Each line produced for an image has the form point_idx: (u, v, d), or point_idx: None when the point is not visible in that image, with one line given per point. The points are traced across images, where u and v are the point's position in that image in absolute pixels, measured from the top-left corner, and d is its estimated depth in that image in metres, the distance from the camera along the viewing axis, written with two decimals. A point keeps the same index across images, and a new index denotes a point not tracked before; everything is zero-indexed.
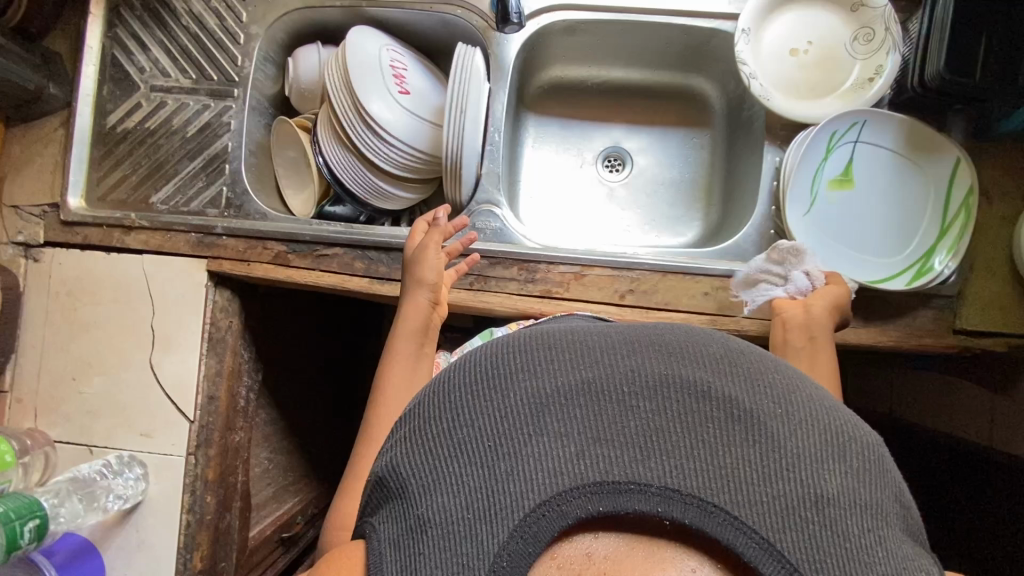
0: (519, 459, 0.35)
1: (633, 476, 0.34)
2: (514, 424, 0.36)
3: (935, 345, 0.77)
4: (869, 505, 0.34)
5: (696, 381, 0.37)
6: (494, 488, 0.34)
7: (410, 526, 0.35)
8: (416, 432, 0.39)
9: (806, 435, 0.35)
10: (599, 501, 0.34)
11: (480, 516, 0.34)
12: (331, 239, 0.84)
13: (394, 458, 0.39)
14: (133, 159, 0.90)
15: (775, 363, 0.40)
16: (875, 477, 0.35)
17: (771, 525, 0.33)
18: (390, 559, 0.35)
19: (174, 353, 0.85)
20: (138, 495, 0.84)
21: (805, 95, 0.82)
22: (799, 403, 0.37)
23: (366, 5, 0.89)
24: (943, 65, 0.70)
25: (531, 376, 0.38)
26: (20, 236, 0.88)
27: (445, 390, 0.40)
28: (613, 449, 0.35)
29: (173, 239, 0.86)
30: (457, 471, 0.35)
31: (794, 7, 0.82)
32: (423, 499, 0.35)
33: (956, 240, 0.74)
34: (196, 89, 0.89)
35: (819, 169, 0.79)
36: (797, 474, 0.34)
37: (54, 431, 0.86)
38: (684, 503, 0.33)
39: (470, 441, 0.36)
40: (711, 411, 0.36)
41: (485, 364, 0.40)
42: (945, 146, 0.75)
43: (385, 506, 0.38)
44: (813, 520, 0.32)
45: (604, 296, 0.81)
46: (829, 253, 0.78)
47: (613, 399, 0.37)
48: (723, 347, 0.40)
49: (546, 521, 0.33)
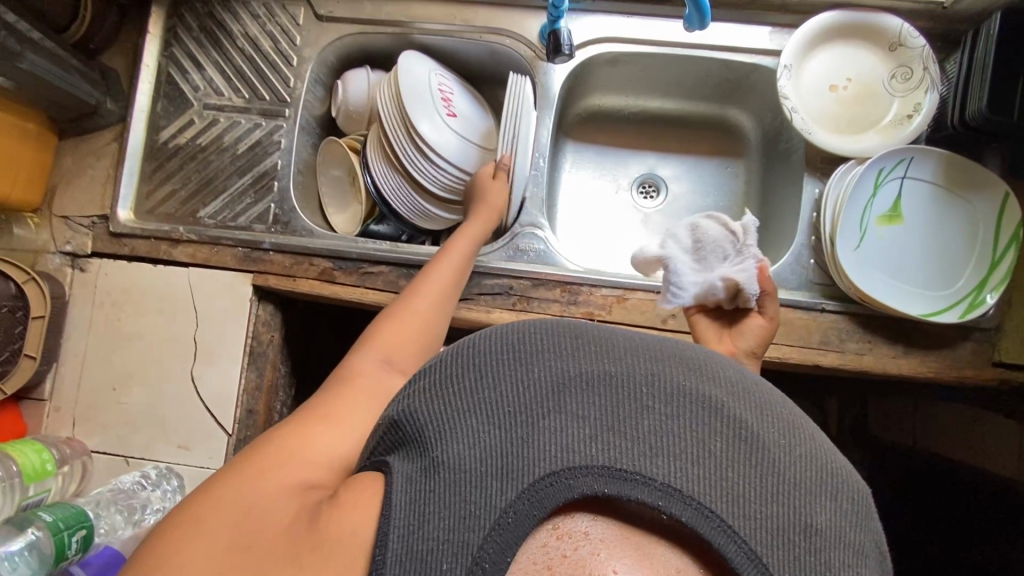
0: (538, 432, 0.40)
1: (640, 469, 0.38)
2: (540, 402, 0.41)
3: (976, 377, 0.78)
4: (850, 543, 0.38)
5: (710, 398, 0.42)
6: (512, 452, 0.39)
7: (424, 466, 0.40)
8: (439, 383, 0.44)
9: (803, 467, 0.40)
10: (606, 484, 0.38)
11: (495, 474, 0.38)
12: (377, 257, 0.86)
13: (411, 405, 0.44)
14: (182, 174, 0.92)
15: (782, 400, 0.45)
16: (858, 519, 0.40)
17: (759, 538, 0.37)
18: (403, 489, 0.39)
19: (216, 366, 0.86)
20: (174, 508, 0.83)
21: (843, 130, 0.84)
22: (802, 439, 0.42)
23: (415, 33, 0.92)
24: (987, 104, 0.72)
25: (561, 362, 0.43)
26: (68, 245, 0.90)
27: (474, 352, 0.45)
28: (625, 441, 0.40)
29: (220, 253, 0.88)
30: (480, 430, 0.40)
31: (833, 45, 0.84)
32: (439, 444, 0.40)
33: (1007, 274, 0.75)
34: (248, 108, 0.92)
35: (867, 205, 0.80)
36: (792, 500, 0.38)
37: (91, 441, 0.86)
38: (683, 503, 0.37)
39: (497, 410, 0.41)
40: (721, 425, 0.41)
41: (520, 343, 0.44)
42: (992, 181, 0.77)
43: (399, 447, 0.42)
44: (799, 543, 0.37)
45: (646, 320, 0.82)
46: (878, 287, 0.78)
47: (632, 398, 0.41)
48: (737, 375, 0.45)
49: (553, 489, 0.38)
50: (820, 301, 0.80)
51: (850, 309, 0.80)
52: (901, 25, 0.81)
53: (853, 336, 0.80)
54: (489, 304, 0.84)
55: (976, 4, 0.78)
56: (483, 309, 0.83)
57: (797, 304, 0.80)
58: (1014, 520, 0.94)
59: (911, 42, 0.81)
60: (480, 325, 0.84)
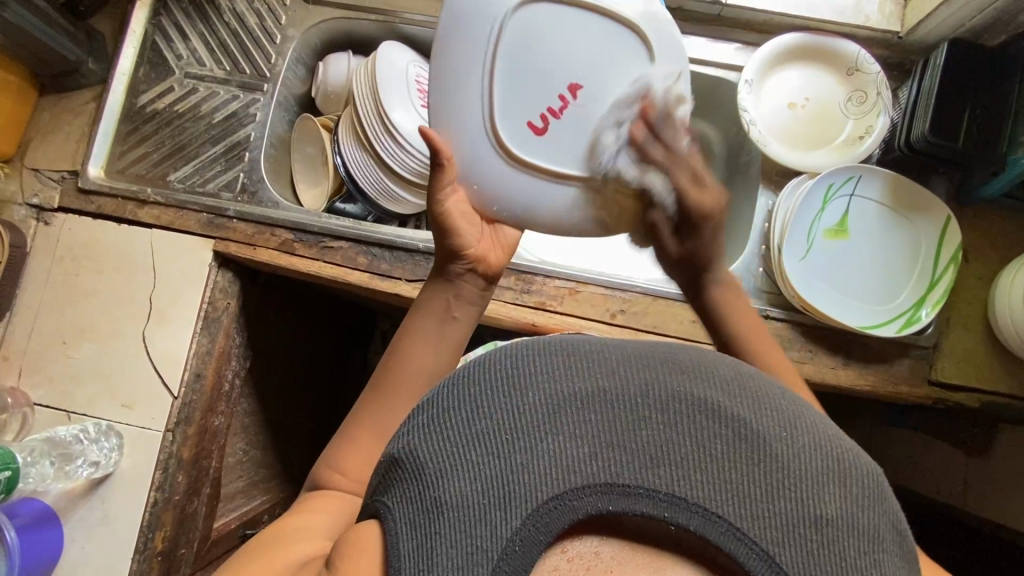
0: (534, 455, 0.33)
1: (642, 481, 0.33)
2: (530, 419, 0.34)
3: (912, 393, 0.80)
4: (867, 528, 0.33)
5: (707, 397, 0.35)
6: (508, 479, 0.33)
7: (426, 507, 0.34)
8: (438, 415, 0.37)
9: (810, 459, 0.34)
10: (609, 501, 0.32)
11: (494, 503, 0.32)
12: (338, 232, 0.87)
13: (411, 439, 0.37)
14: (157, 138, 0.93)
15: (781, 388, 0.38)
16: (873, 501, 0.34)
17: (771, 537, 0.31)
18: (407, 537, 0.34)
19: (169, 328, 0.86)
20: (109, 466, 0.83)
21: (800, 147, 0.87)
22: (804, 424, 0.35)
23: (400, 22, 0.95)
24: (929, 129, 0.75)
25: (547, 376, 0.36)
26: (35, 198, 0.90)
27: (466, 378, 0.38)
28: (625, 453, 0.33)
29: (183, 217, 0.89)
30: (472, 459, 0.34)
31: (794, 65, 0.88)
32: (439, 482, 0.34)
33: (945, 293, 0.78)
34: (228, 80, 0.94)
35: (816, 218, 0.82)
36: (797, 492, 0.33)
37: (35, 393, 0.86)
38: (689, 511, 0.32)
39: (486, 433, 0.35)
40: (721, 426, 0.34)
41: (500, 361, 0.38)
42: (934, 204, 0.80)
43: (396, 487, 0.36)
44: (811, 538, 0.32)
45: (596, 314, 0.84)
46: (822, 299, 0.81)
47: (627, 408, 0.35)
48: (733, 369, 0.38)
49: (556, 514, 0.32)
50: (765, 308, 0.82)
51: (794, 318, 0.82)
52: (857, 51, 0.84)
53: (795, 344, 0.81)
54: None
55: (929, 35, 0.83)
56: None
57: None
58: None
59: (867, 68, 0.84)
60: None
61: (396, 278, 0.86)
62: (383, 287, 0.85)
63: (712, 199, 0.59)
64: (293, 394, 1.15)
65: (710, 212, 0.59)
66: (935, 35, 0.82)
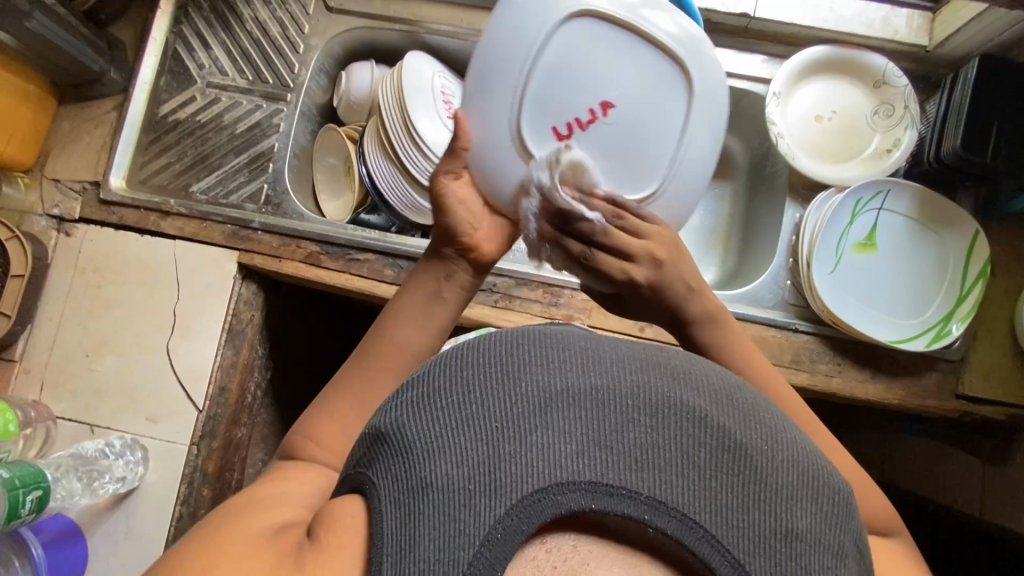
0: (523, 446, 0.34)
1: (624, 481, 0.33)
2: (523, 411, 0.35)
3: (940, 408, 0.80)
4: (833, 547, 0.34)
5: (694, 406, 0.36)
6: (496, 467, 0.33)
7: (413, 488, 0.34)
8: (430, 396, 0.37)
9: (787, 474, 0.35)
10: (592, 498, 0.33)
11: (481, 490, 0.32)
12: (364, 244, 0.86)
13: (399, 415, 0.37)
14: (180, 148, 0.93)
15: (766, 403, 0.39)
16: (840, 520, 0.35)
17: (743, 546, 0.32)
18: (391, 515, 0.33)
19: (193, 341, 0.86)
20: (135, 481, 0.82)
21: (826, 160, 0.87)
22: (783, 440, 0.37)
23: (425, 32, 0.94)
24: (960, 144, 0.76)
25: (542, 369, 0.37)
26: (56, 209, 0.89)
27: (460, 360, 0.38)
28: (610, 453, 0.34)
29: (208, 228, 0.88)
30: (462, 444, 0.34)
31: (821, 78, 0.88)
32: (427, 464, 0.34)
33: (974, 307, 0.78)
34: (250, 89, 0.94)
35: (844, 232, 0.83)
36: (770, 506, 0.34)
37: (57, 406, 0.85)
38: (667, 514, 0.33)
39: (478, 419, 0.35)
40: (706, 435, 0.35)
41: (497, 350, 0.38)
42: (962, 218, 0.80)
43: (383, 462, 0.36)
44: (780, 550, 0.32)
45: (624, 327, 0.84)
46: (850, 312, 0.81)
47: (616, 408, 0.35)
48: (722, 380, 0.39)
49: (540, 505, 0.32)
50: (794, 322, 0.82)
51: (823, 332, 0.82)
52: (885, 64, 0.85)
53: (824, 357, 0.81)
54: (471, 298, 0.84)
55: (958, 49, 0.83)
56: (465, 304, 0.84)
57: (771, 323, 0.82)
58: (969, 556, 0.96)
59: (894, 81, 0.84)
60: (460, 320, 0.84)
61: None
62: None
63: (633, 269, 0.61)
64: None
65: (637, 279, 0.61)
66: (963, 49, 0.82)
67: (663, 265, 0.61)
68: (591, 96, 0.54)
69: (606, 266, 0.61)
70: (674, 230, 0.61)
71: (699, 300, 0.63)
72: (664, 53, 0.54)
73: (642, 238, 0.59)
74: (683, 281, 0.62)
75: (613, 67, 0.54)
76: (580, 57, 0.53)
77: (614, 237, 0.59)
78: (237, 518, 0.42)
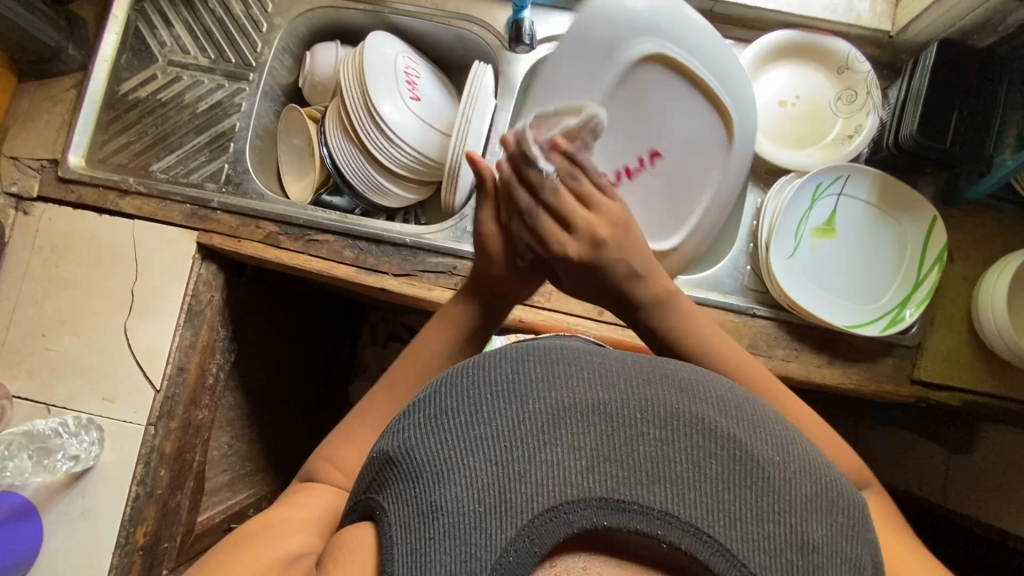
0: (534, 464, 0.33)
1: (637, 497, 0.32)
2: (531, 428, 0.34)
3: (896, 393, 0.80)
4: (847, 557, 0.33)
5: (702, 417, 0.36)
6: (507, 486, 0.32)
7: (422, 511, 0.33)
8: (438, 417, 0.37)
9: (800, 484, 0.34)
10: (605, 516, 0.32)
11: (492, 510, 0.32)
12: (324, 226, 0.86)
13: (409, 439, 0.37)
14: (140, 127, 0.92)
15: (773, 414, 0.39)
16: (852, 530, 0.34)
17: (760, 561, 0.31)
18: (401, 541, 0.33)
19: (151, 320, 0.85)
20: (89, 460, 0.82)
21: (790, 146, 0.87)
22: (794, 451, 0.36)
23: (389, 12, 0.93)
24: (917, 129, 0.75)
25: (550, 386, 0.36)
26: (14, 187, 0.88)
27: (467, 380, 0.38)
28: (622, 468, 0.33)
29: (166, 208, 0.87)
30: (472, 464, 0.34)
31: (784, 63, 0.87)
32: (437, 486, 0.34)
33: (929, 293, 0.78)
34: (212, 68, 0.93)
35: (804, 217, 0.83)
36: (786, 518, 0.33)
37: (14, 385, 0.85)
38: (682, 530, 0.32)
39: (486, 438, 0.34)
40: (716, 446, 0.35)
41: (506, 367, 0.38)
42: (920, 205, 0.80)
43: (394, 485, 0.36)
44: (797, 564, 0.32)
45: (584, 310, 0.84)
46: (810, 298, 0.81)
47: (624, 423, 0.35)
48: (729, 391, 0.39)
49: (553, 526, 0.31)
50: (752, 307, 0.82)
51: (781, 317, 0.82)
52: (848, 49, 0.84)
53: (782, 342, 0.81)
54: (431, 282, 0.84)
55: (921, 34, 0.82)
56: (424, 286, 0.84)
57: (729, 307, 0.82)
58: None
59: (857, 66, 0.84)
60: (420, 302, 0.84)
61: (383, 273, 0.85)
62: (370, 282, 0.84)
63: (571, 243, 0.58)
64: (279, 386, 1.15)
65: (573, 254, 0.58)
66: (926, 34, 0.82)
67: (599, 243, 0.58)
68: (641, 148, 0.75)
69: (545, 230, 0.59)
70: (624, 213, 0.60)
71: (648, 283, 0.59)
72: (705, 101, 0.72)
73: (589, 209, 0.59)
74: (628, 265, 0.58)
75: (671, 124, 0.73)
76: (637, 112, 0.73)
77: (563, 196, 0.59)
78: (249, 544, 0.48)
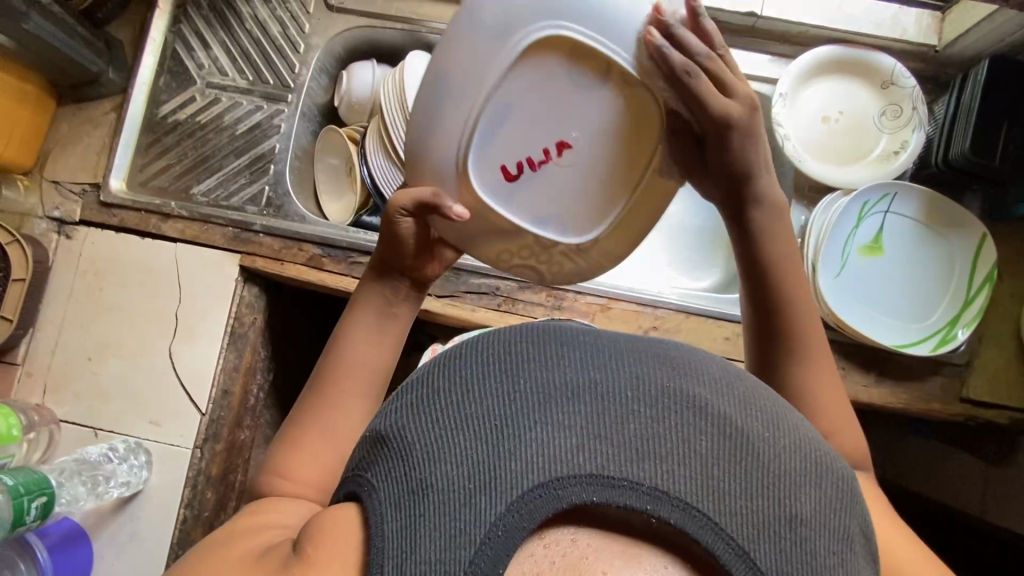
0: (523, 443, 0.33)
1: (626, 473, 0.32)
2: (522, 408, 0.34)
3: (944, 412, 0.80)
4: (837, 530, 0.33)
5: (696, 396, 0.35)
6: (495, 465, 0.32)
7: (411, 488, 0.33)
8: (429, 397, 0.36)
9: (790, 459, 0.34)
10: (593, 491, 0.31)
11: (479, 487, 0.32)
12: (365, 248, 0.86)
13: (402, 419, 0.37)
14: (180, 150, 0.92)
15: (769, 392, 0.39)
16: (843, 504, 0.34)
17: (748, 534, 0.31)
18: (390, 518, 0.33)
19: (196, 344, 0.85)
20: (139, 484, 0.82)
21: (832, 161, 0.86)
22: (784, 428, 0.36)
23: (426, 31, 0.93)
24: (968, 146, 0.75)
25: (542, 367, 0.36)
26: (56, 211, 0.89)
27: (460, 363, 0.38)
28: (613, 445, 0.33)
29: (209, 231, 0.87)
30: (462, 442, 0.33)
31: (827, 79, 0.86)
32: (427, 464, 0.33)
33: (980, 312, 0.78)
34: (251, 90, 0.94)
35: (850, 236, 0.82)
36: (777, 491, 0.32)
37: (61, 409, 0.85)
38: (671, 505, 0.31)
39: (477, 417, 0.34)
40: (707, 423, 0.34)
41: (497, 349, 0.38)
42: (970, 222, 0.80)
43: (383, 464, 0.35)
44: (786, 536, 0.31)
45: (628, 330, 0.83)
46: (858, 317, 0.80)
47: (615, 401, 0.34)
48: (723, 370, 0.38)
49: (541, 502, 0.31)
50: None
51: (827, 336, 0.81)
52: (893, 65, 0.83)
53: None
54: (474, 302, 0.84)
55: (968, 49, 0.82)
56: (468, 307, 0.84)
57: None
58: (979, 557, 0.97)
59: (902, 82, 0.83)
60: (463, 324, 0.84)
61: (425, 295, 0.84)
62: None
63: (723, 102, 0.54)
64: None
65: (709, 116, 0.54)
66: (974, 49, 0.81)
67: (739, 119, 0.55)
68: (547, 136, 0.55)
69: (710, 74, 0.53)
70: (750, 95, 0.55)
71: (770, 182, 0.59)
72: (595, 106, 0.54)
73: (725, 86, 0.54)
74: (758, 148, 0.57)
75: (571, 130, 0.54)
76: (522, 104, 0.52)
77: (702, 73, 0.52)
78: (213, 560, 0.42)
